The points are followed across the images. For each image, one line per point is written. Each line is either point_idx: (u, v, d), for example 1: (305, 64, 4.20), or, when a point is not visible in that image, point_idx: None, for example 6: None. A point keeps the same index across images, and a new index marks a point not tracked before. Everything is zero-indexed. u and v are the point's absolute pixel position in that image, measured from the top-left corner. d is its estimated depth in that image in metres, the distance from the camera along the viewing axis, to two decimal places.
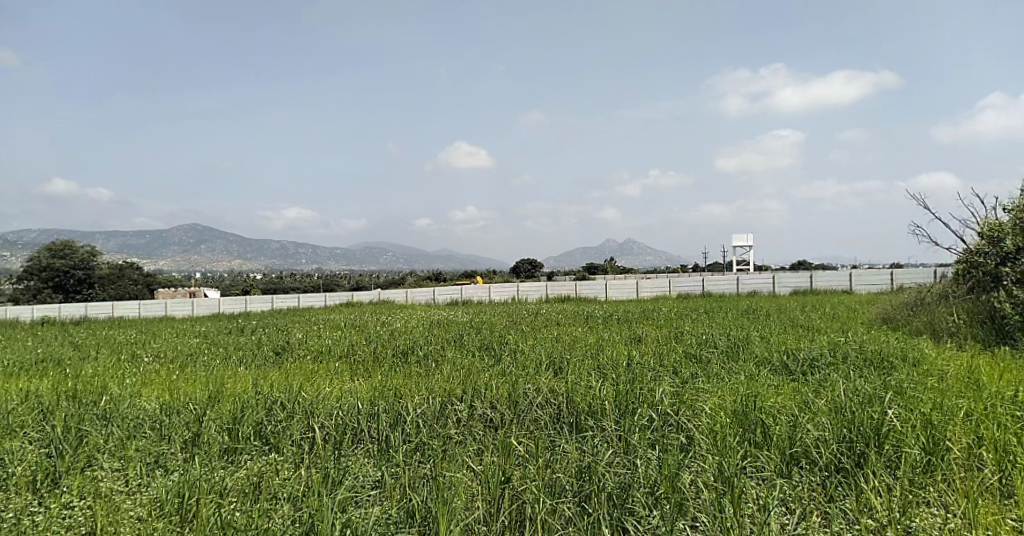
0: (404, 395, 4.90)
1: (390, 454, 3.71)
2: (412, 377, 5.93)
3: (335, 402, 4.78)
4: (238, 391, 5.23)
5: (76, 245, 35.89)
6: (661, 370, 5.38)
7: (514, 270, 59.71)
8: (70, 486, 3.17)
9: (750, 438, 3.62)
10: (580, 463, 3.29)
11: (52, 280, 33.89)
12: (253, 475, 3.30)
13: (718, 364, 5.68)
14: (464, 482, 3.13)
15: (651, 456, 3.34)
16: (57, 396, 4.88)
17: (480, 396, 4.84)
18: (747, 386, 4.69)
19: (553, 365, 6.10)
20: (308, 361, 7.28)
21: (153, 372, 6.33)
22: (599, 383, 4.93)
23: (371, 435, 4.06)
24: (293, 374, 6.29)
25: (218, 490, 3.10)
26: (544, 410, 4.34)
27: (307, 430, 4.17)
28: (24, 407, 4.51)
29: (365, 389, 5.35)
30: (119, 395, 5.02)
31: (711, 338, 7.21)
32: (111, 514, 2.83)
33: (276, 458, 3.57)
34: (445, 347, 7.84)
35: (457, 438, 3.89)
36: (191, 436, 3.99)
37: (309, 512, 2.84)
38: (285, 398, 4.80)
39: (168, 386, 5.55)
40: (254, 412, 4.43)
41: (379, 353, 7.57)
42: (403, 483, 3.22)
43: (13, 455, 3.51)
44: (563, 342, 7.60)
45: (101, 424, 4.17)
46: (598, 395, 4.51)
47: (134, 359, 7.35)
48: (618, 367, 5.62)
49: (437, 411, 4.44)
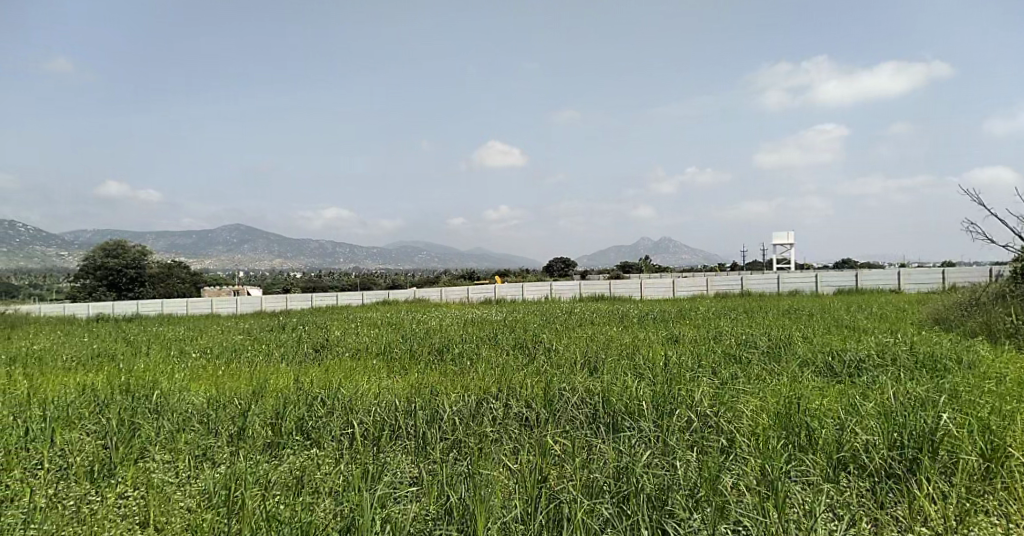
0: (441, 393, 4.95)
1: (427, 452, 3.74)
2: (448, 375, 5.98)
3: (373, 398, 4.87)
4: (280, 387, 5.37)
5: (127, 245, 37.31)
6: (700, 371, 5.29)
7: (547, 270, 59.56)
8: (125, 477, 3.30)
9: (794, 442, 3.52)
10: (618, 464, 3.26)
11: (105, 279, 35.35)
12: (295, 470, 3.38)
13: (759, 365, 5.54)
14: (501, 481, 3.14)
15: (690, 458, 3.29)
16: (112, 390, 5.10)
17: (515, 394, 4.84)
18: (790, 388, 4.58)
19: (589, 365, 6.06)
20: (347, 357, 7.42)
21: (199, 368, 6.56)
22: (636, 383, 4.88)
23: (408, 432, 4.10)
24: (333, 371, 6.42)
25: (263, 483, 3.18)
26: (580, 410, 4.32)
27: (346, 426, 4.25)
28: (82, 400, 4.72)
29: (402, 386, 5.41)
30: (169, 389, 5.22)
31: (751, 337, 7.06)
32: (163, 505, 2.93)
33: (317, 453, 3.65)
34: (480, 345, 7.89)
35: (493, 436, 3.90)
36: (237, 430, 4.12)
37: (349, 507, 2.90)
38: (325, 394, 4.91)
39: (214, 381, 5.74)
40: (297, 408, 4.54)
41: (415, 351, 7.65)
42: (440, 480, 3.24)
43: (71, 446, 3.67)
44: (598, 341, 7.55)
45: (152, 417, 4.33)
46: (635, 395, 4.46)
47: (183, 354, 7.63)
48: (655, 367, 5.54)
49: (472, 408, 4.47)
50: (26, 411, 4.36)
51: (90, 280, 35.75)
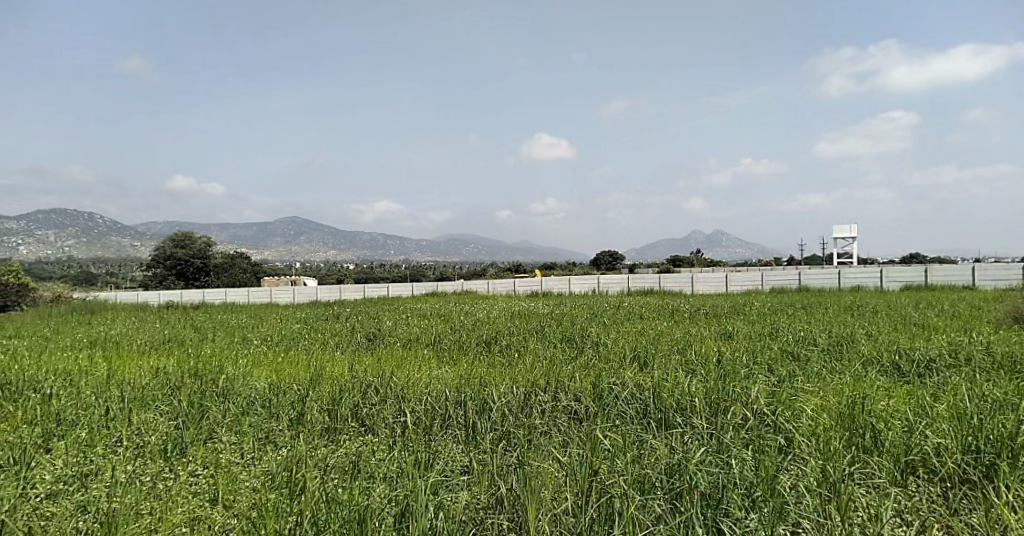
0: (490, 384, 4.99)
1: (478, 441, 3.80)
2: (496, 367, 6.03)
3: (425, 387, 4.97)
4: (336, 374, 5.55)
5: (194, 236, 39.18)
6: (755, 368, 5.15)
7: (595, 263, 58.99)
8: (195, 456, 3.49)
9: (856, 443, 3.39)
10: (670, 460, 3.22)
11: (174, 268, 37.29)
12: (352, 454, 3.49)
13: (818, 363, 5.35)
14: (551, 473, 3.15)
15: (746, 456, 3.22)
16: (182, 374, 5.40)
17: (564, 387, 4.84)
18: (852, 387, 4.40)
19: (638, 359, 6.00)
20: (399, 347, 7.61)
21: (261, 354, 6.86)
22: (688, 379, 4.78)
23: (458, 422, 4.17)
24: (386, 360, 6.59)
25: (321, 467, 3.30)
26: (630, 405, 4.28)
27: (398, 413, 4.36)
28: (156, 382, 5.02)
29: (453, 376, 5.50)
30: (234, 374, 5.48)
31: (809, 334, 6.81)
32: (230, 484, 3.09)
33: (371, 439, 3.76)
34: (529, 337, 7.92)
35: (542, 429, 3.91)
36: (296, 414, 4.28)
37: (404, 493, 2.97)
38: (378, 382, 5.05)
39: (275, 367, 5.99)
40: (351, 395, 4.68)
41: (464, 342, 7.74)
42: (491, 470, 3.28)
43: (147, 425, 3.91)
44: (648, 336, 7.46)
45: (219, 400, 4.57)
46: (687, 391, 4.39)
47: (246, 341, 7.99)
48: (708, 363, 5.43)
49: (521, 400, 4.50)
50: (107, 392, 4.67)
51: (160, 270, 37.80)
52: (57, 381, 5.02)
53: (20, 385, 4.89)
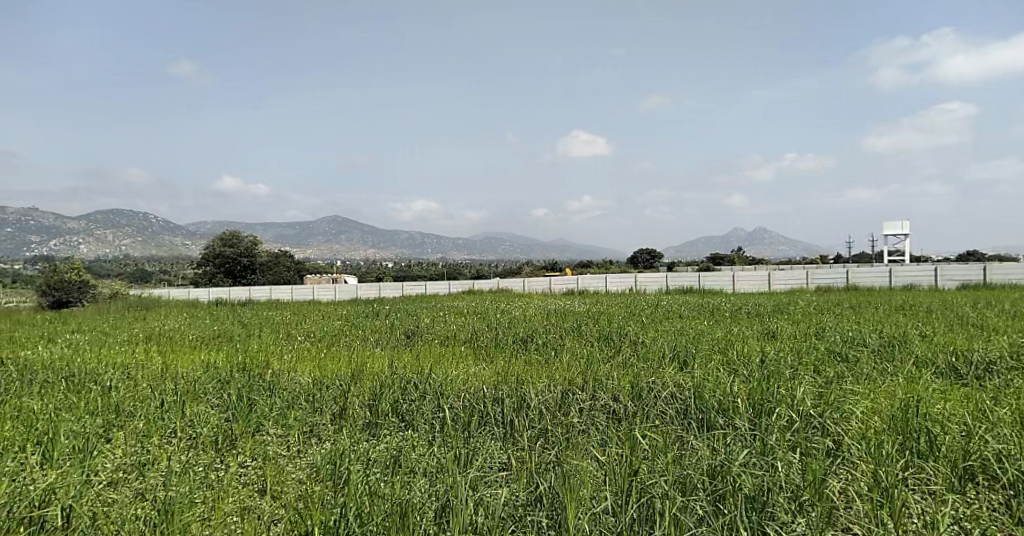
0: (527, 382, 5.01)
1: (516, 438, 3.81)
2: (533, 365, 6.03)
3: (463, 384, 5.01)
4: (376, 370, 5.65)
5: (240, 235, 40.41)
6: (801, 368, 5.00)
7: (633, 261, 58.32)
8: (244, 448, 3.61)
9: (910, 448, 3.27)
10: (712, 461, 3.16)
11: (222, 266, 38.61)
12: (393, 449, 3.55)
13: (868, 364, 5.17)
14: (590, 472, 3.13)
15: (792, 459, 3.13)
16: (231, 368, 5.59)
17: (602, 386, 4.81)
18: (905, 389, 4.23)
19: (678, 358, 5.91)
20: (436, 344, 7.70)
21: (305, 350, 7.05)
22: (730, 379, 4.68)
23: (496, 419, 4.19)
24: (424, 356, 6.68)
25: (364, 461, 3.37)
26: (670, 405, 4.22)
27: (437, 409, 4.41)
28: (207, 376, 5.22)
29: (490, 373, 5.53)
30: (279, 369, 5.65)
31: (858, 335, 6.58)
32: (278, 475, 3.18)
33: (411, 434, 3.81)
34: (565, 336, 7.90)
35: (580, 427, 3.90)
36: (339, 409, 4.38)
37: (444, 488, 3.00)
38: (418, 378, 5.12)
39: (318, 363, 6.14)
40: (392, 391, 4.76)
41: (501, 340, 7.77)
42: (530, 467, 3.29)
43: (199, 417, 4.07)
44: (687, 335, 7.34)
45: (266, 394, 4.72)
46: (730, 392, 4.30)
47: (290, 337, 8.22)
48: (750, 363, 5.31)
49: (559, 398, 4.49)
50: (161, 385, 4.87)
51: (209, 268, 39.19)
52: (116, 374, 5.27)
53: (82, 376, 5.15)
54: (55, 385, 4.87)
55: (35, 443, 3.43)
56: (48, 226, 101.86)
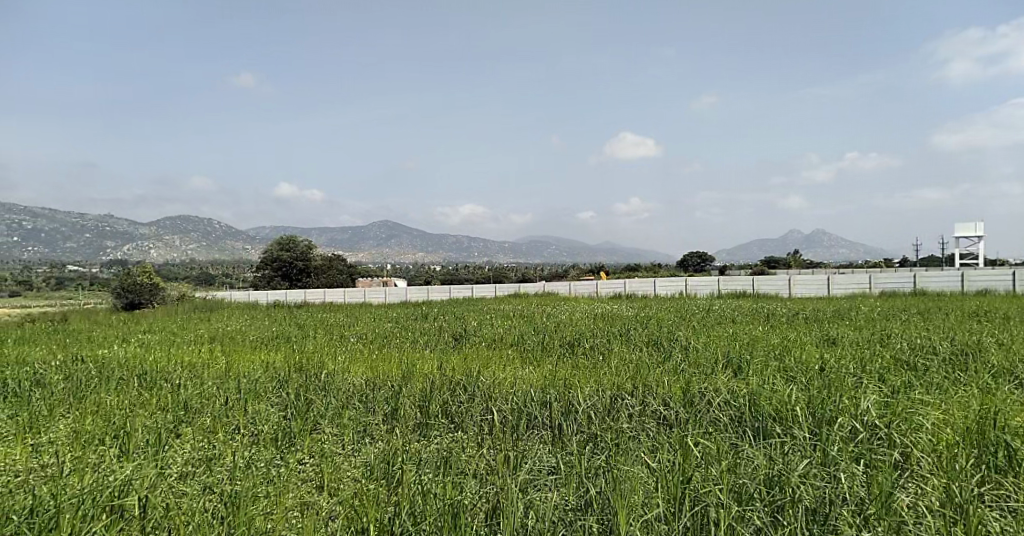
0: (575, 386, 4.99)
1: (564, 443, 3.80)
2: (582, 369, 5.98)
3: (511, 387, 5.03)
4: (426, 372, 5.74)
5: (297, 239, 41.87)
6: (864, 377, 4.78)
7: (682, 265, 57.03)
8: (302, 446, 3.73)
9: (986, 463, 3.09)
10: (769, 470, 3.06)
11: (279, 269, 40.08)
12: (443, 450, 3.60)
13: (938, 373, 4.90)
14: (641, 478, 3.08)
15: (856, 471, 3.01)
16: (289, 368, 5.80)
17: (652, 391, 4.74)
18: (979, 400, 4.00)
19: (731, 365, 5.75)
20: (484, 347, 7.78)
21: (358, 351, 7.24)
22: (787, 387, 4.52)
23: (544, 423, 4.19)
24: (473, 359, 6.75)
25: (416, 461, 3.42)
26: (724, 412, 4.11)
27: (486, 412, 4.45)
28: (267, 376, 5.43)
29: (538, 377, 5.53)
30: (333, 370, 5.82)
31: (926, 342, 6.24)
32: (334, 473, 3.28)
33: (461, 436, 3.85)
34: (614, 340, 7.83)
35: (630, 433, 3.84)
36: (390, 410, 4.48)
37: (494, 490, 3.02)
38: (467, 381, 5.17)
39: (371, 364, 6.29)
40: (441, 393, 4.84)
41: (548, 343, 7.77)
42: (579, 472, 3.26)
43: (261, 415, 4.23)
44: (740, 340, 7.14)
45: (322, 394, 4.87)
46: (787, 400, 4.15)
47: (343, 339, 8.47)
48: (809, 370, 5.12)
49: (607, 404, 4.45)
50: (225, 383, 5.10)
51: (267, 271, 40.76)
52: (183, 372, 5.53)
53: (153, 375, 5.44)
54: (130, 382, 5.17)
55: (113, 436, 3.64)
56: (122, 232, 108.24)
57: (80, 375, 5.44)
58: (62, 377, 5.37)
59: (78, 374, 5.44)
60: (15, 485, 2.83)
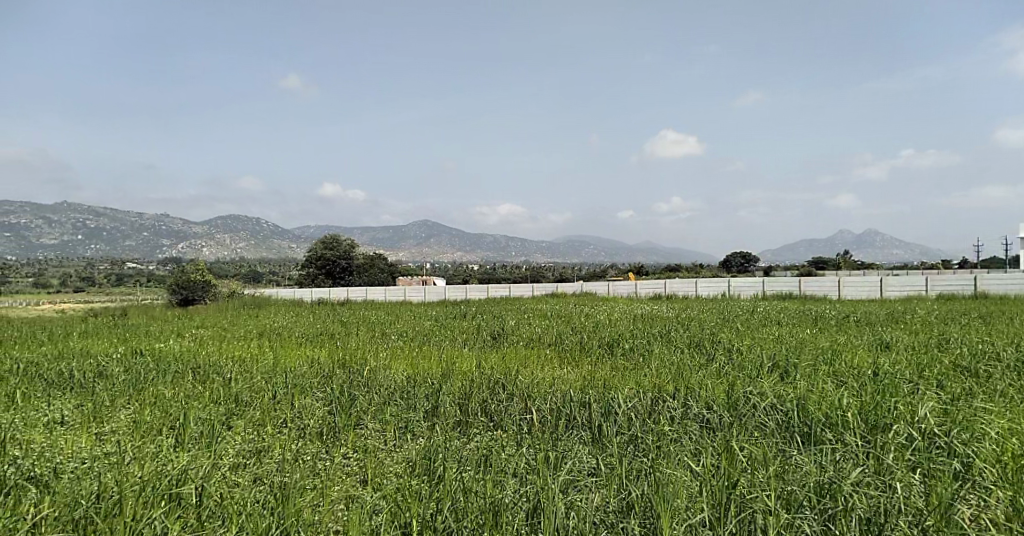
0: (615, 387, 4.94)
1: (604, 444, 3.76)
2: (621, 370, 5.92)
3: (549, 387, 5.01)
4: (465, 370, 5.78)
5: (340, 239, 42.86)
6: (921, 383, 4.57)
7: (725, 265, 55.77)
8: (346, 440, 3.81)
9: None
10: (819, 477, 2.96)
11: (323, 268, 41.09)
12: (483, 448, 3.61)
13: (1002, 380, 4.65)
14: (685, 482, 3.03)
15: (914, 481, 2.89)
16: (333, 364, 5.94)
17: (694, 394, 4.65)
18: None
19: (777, 368, 5.59)
20: (523, 346, 7.79)
21: (399, 348, 7.36)
22: (838, 392, 4.37)
23: (583, 423, 4.16)
24: (512, 358, 6.77)
25: (456, 458, 3.45)
26: (770, 417, 4.00)
27: (525, 411, 4.45)
28: (312, 371, 5.57)
29: (577, 377, 5.50)
30: (375, 366, 5.93)
31: (989, 348, 5.92)
32: (377, 468, 3.34)
33: (500, 435, 3.86)
34: (654, 341, 7.72)
35: (671, 435, 3.78)
36: (431, 407, 4.52)
37: (534, 490, 3.01)
38: (506, 380, 5.19)
39: (411, 361, 6.39)
40: (481, 391, 4.87)
41: (587, 344, 7.72)
42: (620, 474, 3.22)
43: (306, 410, 4.34)
44: (786, 343, 6.94)
45: (365, 390, 4.97)
46: (838, 405, 4.01)
47: (384, 336, 8.62)
48: (861, 375, 4.92)
49: (648, 406, 4.39)
50: (273, 378, 5.26)
51: (311, 269, 41.81)
52: (234, 367, 5.74)
53: (206, 368, 5.66)
54: (185, 375, 5.39)
55: (170, 428, 3.80)
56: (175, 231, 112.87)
57: (139, 367, 5.70)
58: (123, 369, 5.64)
59: (138, 367, 5.70)
60: (82, 472, 2.98)
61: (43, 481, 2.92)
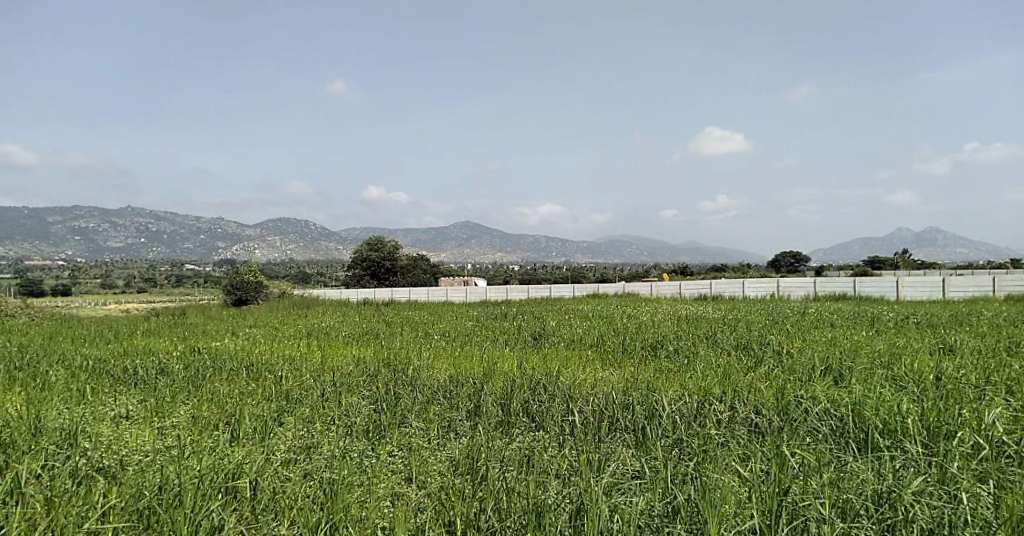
0: (659, 389, 4.86)
1: (648, 447, 3.71)
2: (665, 372, 5.82)
3: (592, 388, 4.97)
4: (507, 370, 5.80)
5: (385, 240, 43.70)
6: (988, 389, 4.33)
7: (773, 265, 54.10)
8: (391, 438, 3.88)
9: None
10: (877, 486, 2.84)
11: (368, 269, 41.98)
12: (526, 448, 3.61)
13: None
14: (733, 487, 2.95)
15: (982, 492, 2.74)
16: (379, 363, 6.06)
17: (742, 397, 4.53)
18: None
19: (830, 371, 5.40)
20: (564, 347, 7.77)
21: (442, 348, 7.45)
22: (897, 397, 4.19)
23: (627, 425, 4.11)
24: (553, 359, 6.75)
25: (499, 458, 3.46)
26: (823, 422, 3.86)
27: (567, 412, 4.43)
28: (358, 370, 5.70)
29: (619, 379, 5.44)
30: (419, 365, 6.02)
31: None
32: (422, 465, 3.39)
33: (542, 436, 3.85)
34: (699, 343, 7.57)
35: (718, 439, 3.69)
36: (473, 407, 4.55)
37: (578, 491, 2.99)
38: (548, 381, 5.18)
39: (453, 361, 6.46)
40: (522, 392, 4.87)
41: (630, 345, 7.63)
42: (665, 478, 3.16)
43: (353, 408, 4.44)
44: (840, 346, 6.68)
45: (408, 389, 5.05)
46: (897, 411, 3.84)
47: (427, 335, 8.75)
48: (921, 380, 4.70)
49: (694, 409, 4.30)
50: (321, 376, 5.42)
51: (357, 270, 42.76)
52: (285, 365, 5.92)
53: (259, 366, 5.87)
54: (239, 372, 5.60)
55: (226, 423, 3.95)
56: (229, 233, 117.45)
57: (197, 364, 5.97)
58: (182, 366, 5.91)
59: (196, 364, 5.96)
60: (146, 465, 3.13)
61: (111, 472, 3.09)
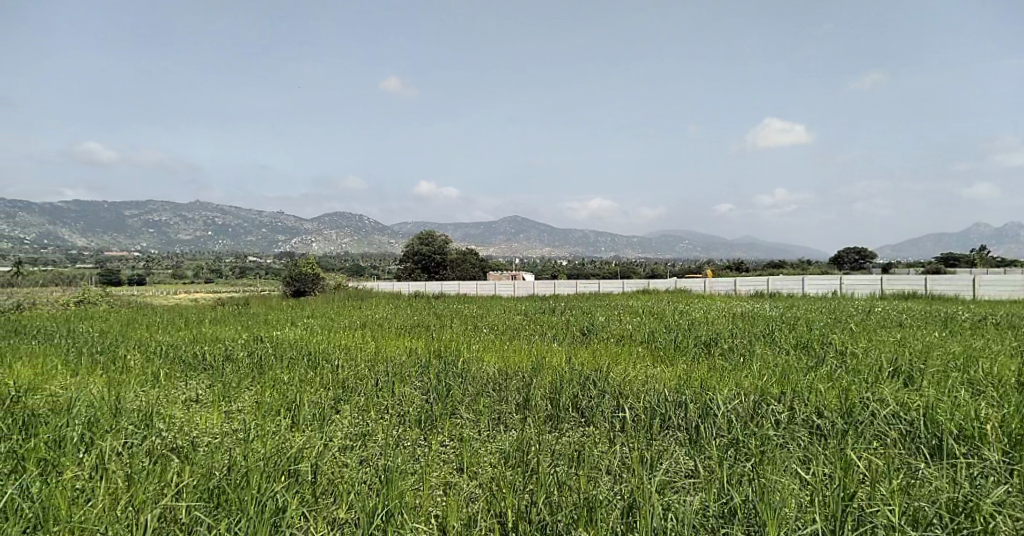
0: (714, 387, 4.74)
1: (703, 445, 3.62)
2: (719, 371, 5.66)
3: (643, 385, 4.89)
4: (556, 365, 5.79)
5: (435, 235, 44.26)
6: None
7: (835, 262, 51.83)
8: (442, 429, 3.94)
9: None
10: (952, 494, 2.68)
11: (420, 263, 42.66)
12: (576, 444, 3.59)
13: None
14: (793, 489, 2.85)
15: None
16: (429, 354, 6.16)
17: (802, 398, 4.36)
18: None
19: (898, 373, 5.11)
20: (614, 342, 7.68)
21: (491, 341, 7.50)
22: (973, 401, 3.94)
23: (679, 424, 4.02)
24: (602, 354, 6.69)
25: (550, 452, 3.46)
26: (891, 426, 3.67)
27: (617, 409, 4.38)
28: (409, 361, 5.82)
29: (671, 376, 5.34)
30: (468, 358, 6.09)
31: None
32: (473, 456, 3.42)
33: (593, 432, 3.82)
34: (754, 341, 7.33)
35: (777, 440, 3.57)
36: (523, 400, 4.56)
37: (629, 488, 2.95)
38: (597, 376, 5.13)
39: (503, 354, 6.49)
40: (572, 387, 4.84)
41: (682, 342, 7.46)
42: (720, 478, 3.08)
43: (406, 398, 4.53)
44: (908, 347, 6.32)
45: (458, 380, 5.11)
46: (974, 416, 3.61)
47: (476, 328, 8.82)
48: (1001, 384, 4.39)
49: (750, 409, 4.17)
50: (374, 366, 5.56)
51: (408, 263, 43.54)
52: (341, 354, 6.11)
53: (317, 355, 6.08)
54: (297, 361, 5.82)
55: (287, 409, 4.10)
56: None
57: (259, 352, 6.23)
58: (246, 353, 6.19)
59: (258, 352, 6.23)
60: (215, 446, 3.30)
61: (183, 451, 3.27)
